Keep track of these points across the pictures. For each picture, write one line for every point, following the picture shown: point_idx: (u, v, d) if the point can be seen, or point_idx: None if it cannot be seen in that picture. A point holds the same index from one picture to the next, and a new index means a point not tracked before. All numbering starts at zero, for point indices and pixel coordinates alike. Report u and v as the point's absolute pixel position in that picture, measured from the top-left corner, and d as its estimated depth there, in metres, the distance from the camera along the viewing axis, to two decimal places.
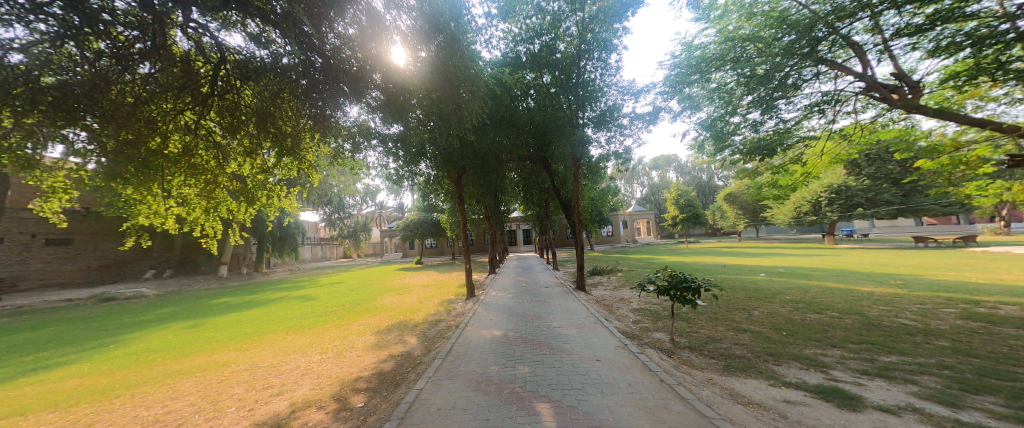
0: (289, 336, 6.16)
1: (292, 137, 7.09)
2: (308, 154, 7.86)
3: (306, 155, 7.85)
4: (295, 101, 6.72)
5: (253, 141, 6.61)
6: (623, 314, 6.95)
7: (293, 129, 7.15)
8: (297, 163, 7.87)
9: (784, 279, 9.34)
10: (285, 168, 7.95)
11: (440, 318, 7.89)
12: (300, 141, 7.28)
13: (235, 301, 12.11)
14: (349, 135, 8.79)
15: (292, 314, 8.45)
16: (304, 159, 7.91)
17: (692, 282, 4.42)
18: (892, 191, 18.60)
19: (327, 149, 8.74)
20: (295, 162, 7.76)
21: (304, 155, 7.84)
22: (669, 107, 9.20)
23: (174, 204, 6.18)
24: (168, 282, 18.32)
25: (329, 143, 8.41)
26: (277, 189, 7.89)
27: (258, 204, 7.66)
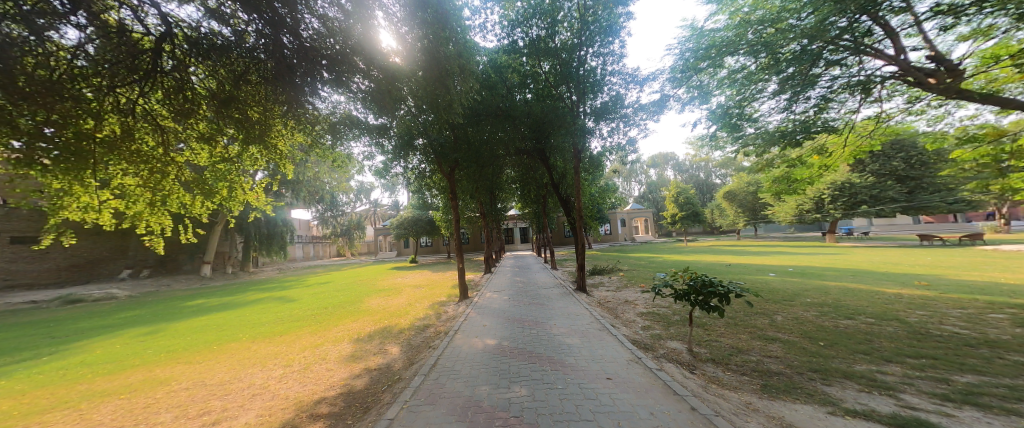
0: (251, 346, 5.43)
1: (260, 125, 6.38)
2: (279, 143, 7.11)
3: (277, 145, 7.13)
4: (263, 85, 6.02)
5: (213, 127, 5.88)
6: (630, 319, 6.28)
7: (262, 117, 6.44)
8: (268, 153, 7.12)
9: (799, 280, 8.70)
10: (254, 158, 7.20)
11: (428, 323, 7.18)
12: (270, 128, 6.57)
13: (211, 303, 11.34)
14: (327, 124, 8.05)
15: (265, 319, 7.70)
16: (275, 148, 7.17)
17: (718, 286, 3.65)
18: (897, 188, 18.19)
19: (304, 138, 8.01)
20: (265, 150, 7.00)
21: (276, 143, 7.11)
22: (675, 98, 8.61)
23: (112, 197, 5.38)
24: (145, 282, 17.41)
25: (305, 131, 7.68)
26: (244, 181, 7.13)
27: (223, 198, 6.91)
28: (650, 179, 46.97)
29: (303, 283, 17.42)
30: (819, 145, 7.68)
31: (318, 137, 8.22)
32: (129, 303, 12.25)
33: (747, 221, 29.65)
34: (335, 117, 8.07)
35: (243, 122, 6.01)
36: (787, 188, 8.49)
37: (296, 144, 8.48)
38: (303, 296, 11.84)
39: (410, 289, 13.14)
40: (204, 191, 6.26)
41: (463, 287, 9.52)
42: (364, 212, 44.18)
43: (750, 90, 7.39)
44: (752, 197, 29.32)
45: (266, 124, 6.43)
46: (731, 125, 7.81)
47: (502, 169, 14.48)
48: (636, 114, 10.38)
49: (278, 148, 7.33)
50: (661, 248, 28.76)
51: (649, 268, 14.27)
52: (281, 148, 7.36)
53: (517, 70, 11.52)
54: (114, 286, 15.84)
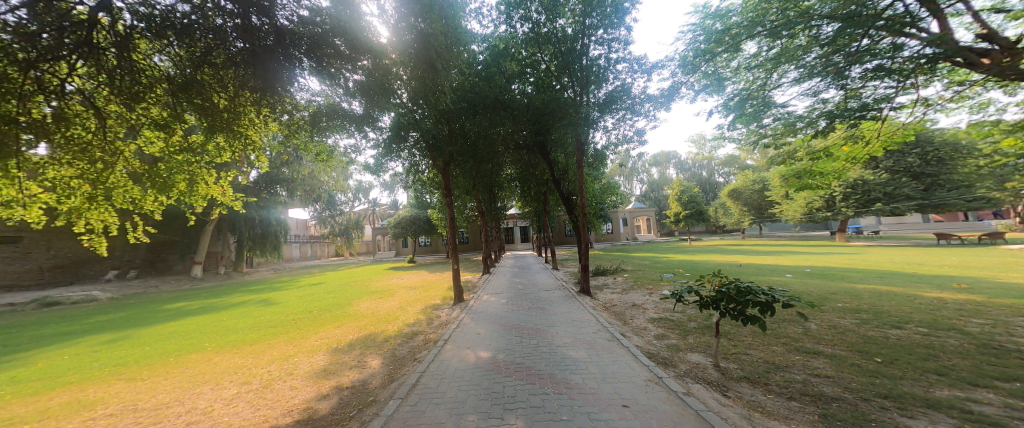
0: (212, 358, 4.80)
1: (228, 112, 5.78)
2: (250, 133, 6.51)
3: (248, 134, 6.52)
4: (231, 68, 5.41)
5: (171, 113, 5.27)
6: (640, 326, 5.63)
7: (230, 103, 5.83)
8: (237, 143, 6.52)
9: (821, 282, 8.02)
10: (222, 148, 6.57)
11: (418, 330, 6.54)
12: (239, 116, 5.99)
13: (193, 305, 10.73)
14: (306, 114, 7.47)
15: (240, 324, 7.07)
16: (246, 138, 6.58)
17: (758, 294, 2.89)
18: (912, 185, 17.54)
19: (277, 126, 7.39)
20: (233, 141, 6.41)
21: (246, 133, 6.52)
22: (685, 87, 7.99)
23: (43, 189, 4.76)
24: (132, 284, 16.83)
25: (280, 120, 7.10)
26: (208, 172, 6.51)
27: (184, 192, 6.28)
28: (653, 177, 46.38)
29: (296, 284, 16.77)
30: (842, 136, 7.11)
31: (296, 127, 7.62)
32: (110, 306, 11.64)
33: (753, 220, 28.94)
34: (317, 107, 7.48)
35: (208, 109, 5.43)
36: (807, 184, 7.83)
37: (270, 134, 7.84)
38: (286, 298, 11.17)
39: (403, 290, 12.55)
40: (160, 184, 5.61)
41: (458, 290, 8.88)
42: (363, 212, 43.55)
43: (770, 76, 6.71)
44: (758, 195, 28.66)
45: (234, 112, 5.85)
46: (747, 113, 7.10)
47: (501, 166, 13.86)
48: (643, 104, 9.75)
49: (249, 138, 6.76)
50: (665, 247, 28.08)
51: (655, 269, 13.62)
52: (252, 137, 6.78)
53: (515, 59, 10.87)
54: (98, 288, 15.25)
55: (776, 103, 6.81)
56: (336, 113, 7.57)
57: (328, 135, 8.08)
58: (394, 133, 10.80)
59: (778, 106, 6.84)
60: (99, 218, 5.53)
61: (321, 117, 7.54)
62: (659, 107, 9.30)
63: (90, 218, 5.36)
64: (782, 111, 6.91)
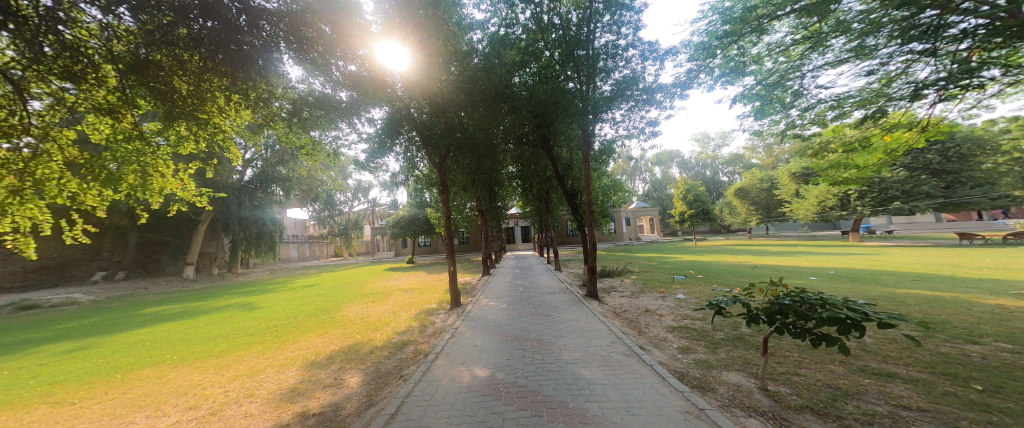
0: (165, 374, 4.15)
1: (192, 98, 5.15)
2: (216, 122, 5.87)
3: (215, 121, 5.89)
4: (194, 51, 4.78)
5: (120, 97, 4.66)
6: (661, 338, 4.92)
7: (193, 88, 5.18)
8: (203, 132, 5.90)
9: (854, 286, 7.29)
10: (184, 138, 5.94)
11: (408, 339, 5.86)
12: (204, 103, 5.35)
13: (175, 309, 10.10)
14: (286, 102, 6.82)
15: (214, 332, 6.43)
16: (213, 126, 5.93)
17: (838, 310, 2.13)
18: (932, 182, 16.79)
19: (251, 116, 6.76)
20: (198, 131, 5.79)
21: (214, 120, 5.91)
22: (702, 75, 7.33)
23: None
24: (120, 285, 16.26)
25: (256, 108, 6.49)
26: (167, 164, 5.88)
27: (136, 185, 5.65)
28: (656, 176, 45.62)
29: (288, 286, 16.07)
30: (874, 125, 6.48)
31: (277, 118, 6.98)
32: (88, 310, 11.00)
33: (760, 220, 28.11)
34: (301, 97, 6.84)
35: (165, 94, 4.81)
36: (840, 178, 7.07)
37: (245, 123, 7.14)
38: (271, 302, 10.51)
39: (397, 293, 11.90)
40: (104, 175, 4.96)
41: (455, 294, 8.23)
42: (362, 212, 42.94)
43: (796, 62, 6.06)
44: (766, 194, 27.88)
45: (199, 99, 5.24)
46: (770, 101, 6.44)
47: (501, 163, 13.17)
48: (656, 95, 9.04)
49: (218, 127, 6.14)
50: (670, 247, 27.31)
51: (665, 270, 12.90)
52: (221, 126, 6.17)
53: (516, 48, 10.19)
54: (82, 290, 14.65)
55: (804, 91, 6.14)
56: (320, 101, 6.87)
57: (313, 128, 7.45)
58: (388, 126, 10.11)
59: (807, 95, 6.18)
60: (30, 215, 4.86)
61: (304, 106, 6.87)
62: (673, 97, 8.63)
63: (21, 214, 4.69)
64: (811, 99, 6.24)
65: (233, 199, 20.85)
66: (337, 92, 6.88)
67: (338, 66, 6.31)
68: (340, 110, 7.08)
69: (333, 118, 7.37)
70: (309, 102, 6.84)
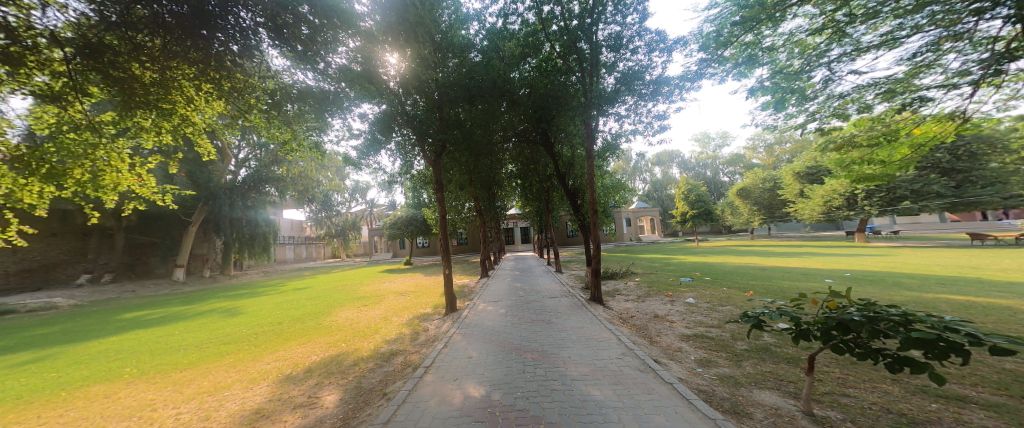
0: (116, 392, 3.65)
1: (154, 88, 4.81)
2: (180, 116, 5.60)
3: (181, 113, 5.57)
4: (156, 37, 4.37)
5: (68, 85, 4.41)
6: (676, 348, 4.44)
7: (157, 77, 4.85)
8: (168, 124, 5.64)
9: (875, 290, 6.84)
10: (146, 130, 5.75)
11: (398, 349, 5.37)
12: (169, 93, 5.00)
13: (156, 313, 9.61)
14: (265, 94, 6.31)
15: (188, 340, 5.93)
16: (179, 117, 5.63)
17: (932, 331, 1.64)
18: (942, 181, 16.40)
19: (225, 108, 6.39)
20: (162, 123, 5.56)
21: (179, 112, 5.60)
22: (713, 66, 6.89)
23: None
24: (106, 289, 15.75)
25: (233, 97, 6.08)
26: (123, 158, 5.89)
27: (87, 181, 5.72)
28: (656, 176, 45.16)
29: (278, 289, 15.51)
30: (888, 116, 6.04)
31: (256, 110, 6.50)
32: (66, 315, 10.47)
33: (763, 220, 27.64)
34: (284, 89, 6.34)
35: (123, 82, 4.50)
36: (864, 175, 6.43)
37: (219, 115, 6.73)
38: (257, 307, 10.03)
39: (390, 296, 11.45)
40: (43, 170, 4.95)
41: (451, 298, 7.76)
42: (359, 213, 42.39)
43: (813, 53, 5.59)
44: (768, 194, 27.44)
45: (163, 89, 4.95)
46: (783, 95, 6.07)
47: (500, 161, 12.70)
48: (663, 87, 8.49)
49: (185, 119, 5.85)
50: (672, 248, 26.86)
51: (670, 271, 12.46)
52: (189, 118, 5.91)
53: (515, 40, 9.78)
54: (65, 294, 14.13)
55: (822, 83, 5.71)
56: (299, 92, 6.33)
57: (299, 125, 7.01)
58: (382, 121, 9.62)
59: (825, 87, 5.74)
60: None
61: (285, 97, 6.33)
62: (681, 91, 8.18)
63: None
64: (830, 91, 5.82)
65: (224, 200, 19.80)
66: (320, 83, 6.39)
67: (325, 56, 5.97)
68: (325, 99, 6.48)
69: (318, 115, 6.73)
70: (291, 93, 6.33)
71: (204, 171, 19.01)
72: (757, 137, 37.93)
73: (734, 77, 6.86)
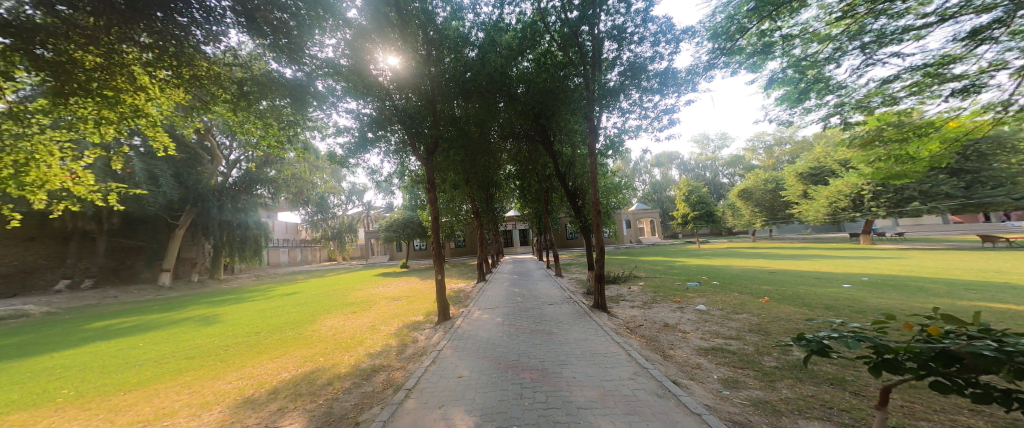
0: (38, 422, 3.13)
1: (98, 72, 4.49)
2: (118, 112, 5.27)
3: (126, 103, 5.14)
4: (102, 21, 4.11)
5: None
6: (697, 365, 3.89)
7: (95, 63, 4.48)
8: (114, 115, 5.22)
9: (901, 297, 6.34)
10: (81, 121, 5.36)
11: (381, 365, 4.80)
12: (115, 79, 4.68)
13: (128, 321, 9.03)
14: (233, 85, 5.74)
15: (148, 353, 5.37)
16: (125, 108, 5.22)
17: None
18: (951, 182, 15.97)
19: (185, 99, 5.83)
20: (105, 114, 5.26)
21: (128, 102, 5.18)
22: (725, 60, 6.37)
23: None
24: (86, 295, 15.14)
25: (196, 86, 5.53)
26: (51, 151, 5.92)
27: (6, 179, 5.77)
28: (656, 178, 44.79)
29: (266, 294, 14.89)
30: (913, 114, 5.37)
31: (224, 102, 5.91)
32: (36, 324, 9.84)
33: (765, 222, 27.20)
34: (256, 80, 5.77)
35: (58, 66, 4.09)
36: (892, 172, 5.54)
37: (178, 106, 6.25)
38: (237, 315, 9.46)
39: (381, 302, 10.87)
40: None
41: (443, 306, 7.20)
42: (356, 215, 41.77)
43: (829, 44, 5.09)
44: (770, 195, 27.03)
45: (130, 87, 4.97)
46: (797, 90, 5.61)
47: (497, 161, 12.17)
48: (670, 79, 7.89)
49: (135, 110, 5.43)
50: (674, 251, 26.36)
51: (675, 275, 11.95)
52: (142, 109, 5.47)
53: (512, 33, 9.24)
54: (40, 301, 13.48)
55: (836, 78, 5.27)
56: (267, 83, 5.76)
57: (277, 119, 6.46)
58: (373, 117, 9.02)
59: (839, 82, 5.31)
60: None
61: (257, 89, 5.77)
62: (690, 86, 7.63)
63: None
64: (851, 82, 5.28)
65: (212, 201, 19.20)
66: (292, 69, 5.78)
67: (296, 40, 5.41)
68: (299, 93, 5.99)
69: (295, 106, 6.16)
70: (264, 83, 5.77)
71: (191, 173, 18.39)
72: (757, 138, 37.63)
73: (746, 70, 6.33)
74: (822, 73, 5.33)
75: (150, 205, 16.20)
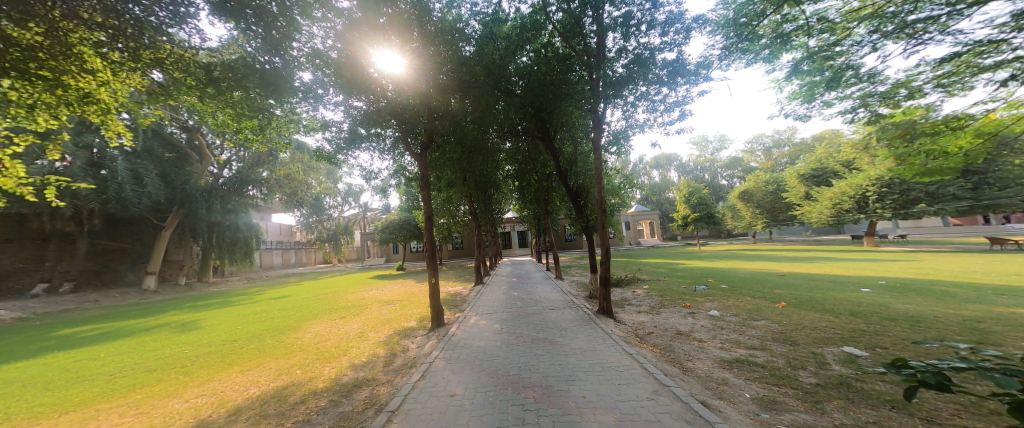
0: None
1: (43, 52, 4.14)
2: (64, 102, 4.97)
3: (75, 88, 4.75)
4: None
5: None
6: (723, 380, 3.42)
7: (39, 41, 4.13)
8: (57, 99, 4.77)
9: (931, 302, 5.89)
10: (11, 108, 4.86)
11: (366, 378, 4.29)
12: (62, 59, 4.32)
13: (100, 328, 8.49)
14: (200, 71, 5.14)
15: (107, 365, 4.86)
16: (73, 93, 4.81)
17: None
18: (958, 183, 15.68)
19: (143, 83, 5.22)
20: (44, 99, 4.80)
21: (76, 86, 4.75)
22: (738, 55, 6.01)
23: None
24: (65, 300, 14.50)
25: (160, 69, 4.99)
26: None
27: None
28: (655, 180, 44.55)
29: (253, 298, 14.26)
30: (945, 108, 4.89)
31: (194, 93, 5.44)
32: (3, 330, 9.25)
33: (766, 224, 26.92)
34: (225, 66, 5.20)
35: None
36: (922, 169, 4.84)
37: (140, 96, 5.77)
38: (218, 320, 8.92)
39: (373, 307, 10.31)
40: None
41: (437, 311, 6.69)
42: (353, 217, 41.21)
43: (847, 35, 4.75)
44: (772, 197, 26.67)
45: (82, 75, 4.68)
46: (814, 82, 5.23)
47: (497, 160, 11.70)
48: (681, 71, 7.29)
49: (87, 96, 5.00)
50: (675, 253, 25.97)
51: (680, 278, 11.49)
52: (92, 95, 5.05)
53: (512, 25, 8.77)
54: (13, 306, 12.84)
55: (855, 71, 4.90)
56: (239, 68, 5.15)
57: (253, 111, 5.82)
58: (366, 113, 8.72)
59: (859, 75, 4.93)
60: None
61: (227, 75, 5.18)
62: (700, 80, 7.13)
63: None
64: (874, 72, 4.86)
65: (201, 203, 18.53)
66: (270, 53, 5.22)
67: (274, 21, 4.93)
68: (276, 81, 5.35)
69: (270, 95, 5.52)
70: (237, 68, 5.16)
71: (180, 173, 17.77)
72: (756, 140, 37.75)
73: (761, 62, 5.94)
74: (840, 64, 4.96)
75: (134, 205, 15.59)
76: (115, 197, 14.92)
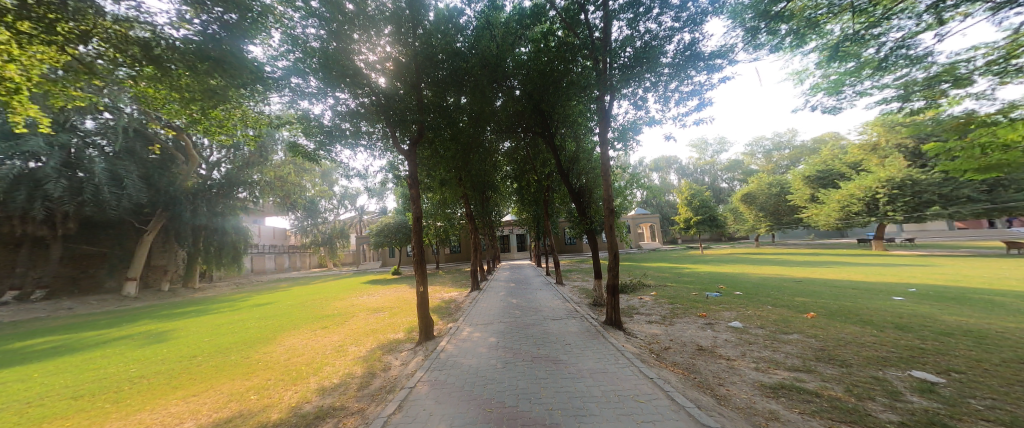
0: None
1: None
2: None
3: None
4: None
5: None
6: (773, 414, 2.72)
7: None
8: None
9: (983, 314, 5.20)
10: None
11: (331, 406, 3.58)
12: None
13: (55, 341, 7.72)
14: (137, 49, 4.39)
15: (29, 389, 4.13)
16: None
17: None
18: (973, 186, 15.19)
19: (63, 61, 4.48)
20: None
21: None
22: (763, 39, 5.40)
23: None
24: (36, 309, 13.68)
25: (91, 46, 4.28)
26: None
27: None
28: (655, 183, 44.03)
29: (235, 305, 13.45)
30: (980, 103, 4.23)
31: (141, 78, 4.77)
32: None
33: (770, 227, 26.38)
34: (169, 44, 4.44)
35: None
36: (979, 164, 3.80)
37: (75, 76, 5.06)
38: (187, 331, 8.16)
39: (359, 315, 9.54)
40: None
41: (425, 322, 5.98)
42: (349, 220, 40.41)
43: None
44: (775, 200, 26.08)
45: None
46: (847, 70, 4.75)
47: (493, 159, 10.96)
48: (699, 59, 6.46)
49: None
50: (677, 256, 25.33)
51: (689, 284, 10.81)
52: None
53: (511, 14, 8.14)
54: None
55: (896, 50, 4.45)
56: (181, 47, 4.39)
57: (212, 97, 5.06)
58: (350, 106, 7.93)
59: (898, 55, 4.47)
60: None
61: (171, 54, 4.42)
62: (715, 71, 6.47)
63: None
64: (915, 57, 4.38)
65: (186, 206, 17.63)
66: (224, 29, 4.57)
67: None
68: (231, 61, 4.58)
69: (226, 80, 4.76)
70: (184, 46, 4.41)
71: (164, 175, 16.98)
72: (756, 142, 37.57)
73: (787, 48, 5.35)
74: (865, 55, 4.65)
75: (113, 208, 14.81)
76: (91, 199, 14.17)
